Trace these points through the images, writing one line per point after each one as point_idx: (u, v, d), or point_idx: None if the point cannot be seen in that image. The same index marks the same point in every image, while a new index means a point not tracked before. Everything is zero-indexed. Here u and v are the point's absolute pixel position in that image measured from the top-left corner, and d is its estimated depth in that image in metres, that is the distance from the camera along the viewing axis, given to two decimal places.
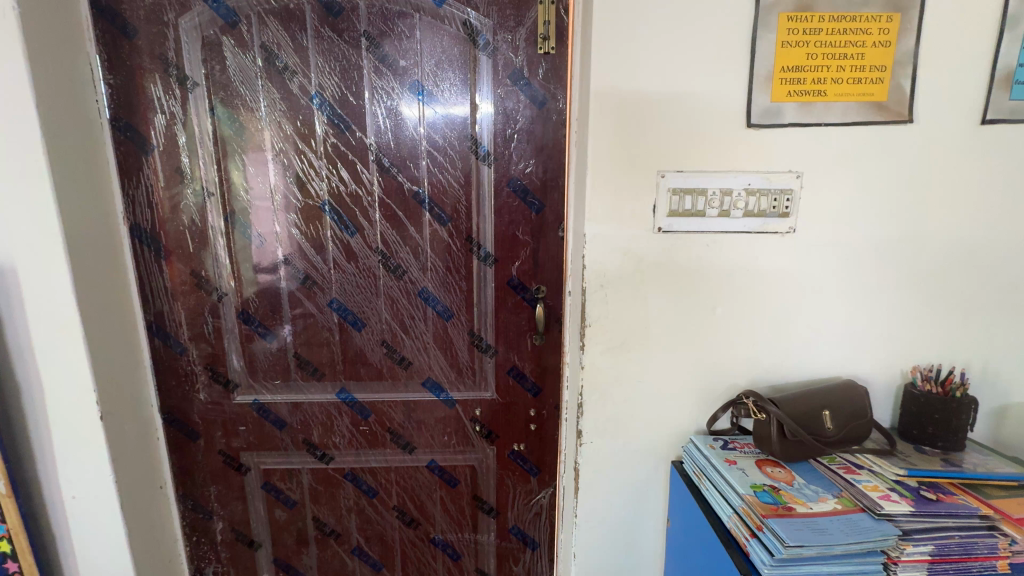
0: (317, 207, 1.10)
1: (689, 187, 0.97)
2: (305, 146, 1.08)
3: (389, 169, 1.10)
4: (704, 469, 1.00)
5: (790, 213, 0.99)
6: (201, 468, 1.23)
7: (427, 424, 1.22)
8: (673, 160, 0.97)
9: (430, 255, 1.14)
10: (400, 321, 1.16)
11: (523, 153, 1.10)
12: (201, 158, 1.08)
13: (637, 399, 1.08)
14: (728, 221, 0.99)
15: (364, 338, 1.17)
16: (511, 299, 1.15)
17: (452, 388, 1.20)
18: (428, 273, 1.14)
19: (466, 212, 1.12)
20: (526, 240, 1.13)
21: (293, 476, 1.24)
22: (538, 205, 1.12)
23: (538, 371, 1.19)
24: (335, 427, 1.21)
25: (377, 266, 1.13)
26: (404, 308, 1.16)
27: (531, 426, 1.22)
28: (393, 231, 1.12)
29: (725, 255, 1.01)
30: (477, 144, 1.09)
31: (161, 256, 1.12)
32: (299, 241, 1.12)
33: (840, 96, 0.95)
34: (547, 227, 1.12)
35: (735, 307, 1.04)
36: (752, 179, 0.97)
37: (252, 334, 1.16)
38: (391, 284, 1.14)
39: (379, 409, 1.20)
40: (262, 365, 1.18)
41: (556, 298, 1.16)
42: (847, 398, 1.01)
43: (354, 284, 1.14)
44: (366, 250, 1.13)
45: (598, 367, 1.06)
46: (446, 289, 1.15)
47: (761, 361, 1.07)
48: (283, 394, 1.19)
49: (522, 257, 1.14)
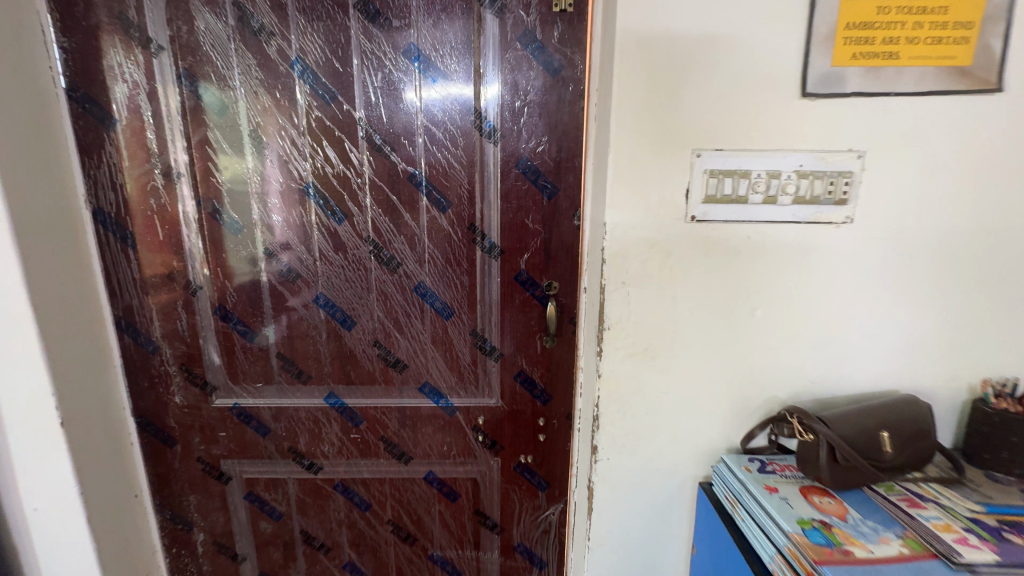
0: (299, 189, 0.98)
1: (729, 168, 0.83)
2: (285, 120, 0.95)
3: (381, 148, 0.96)
4: (738, 495, 0.86)
5: (847, 200, 0.84)
6: (179, 475, 1.13)
7: (424, 432, 1.10)
8: (711, 135, 0.82)
9: (428, 247, 1.00)
10: (394, 319, 1.04)
11: (533, 130, 0.95)
12: (169, 134, 0.95)
13: (661, 412, 0.95)
14: (774, 208, 0.84)
15: (354, 339, 1.05)
16: (518, 297, 1.02)
17: (453, 394, 1.08)
18: (425, 266, 1.01)
19: (469, 198, 0.99)
20: (537, 229, 0.99)
21: (278, 486, 1.13)
22: (553, 189, 0.98)
23: (548, 376, 1.06)
24: (323, 434, 1.10)
25: (367, 258, 1.01)
26: (398, 306, 1.03)
27: (540, 436, 1.10)
28: (387, 219, 0.99)
29: (769, 248, 0.87)
30: (481, 120, 0.95)
31: (129, 245, 1.00)
32: (280, 229, 0.99)
33: (914, 60, 0.79)
34: (561, 215, 0.98)
35: (779, 309, 0.90)
36: (805, 160, 0.82)
37: (230, 332, 1.04)
38: (384, 278, 1.01)
39: (372, 415, 1.09)
40: (242, 366, 1.06)
41: (570, 297, 1.02)
42: (907, 416, 0.87)
43: (342, 277, 1.01)
44: (356, 241, 1.00)
45: (617, 376, 0.93)
46: (446, 284, 1.02)
47: (806, 371, 0.93)
48: (266, 399, 1.08)
49: (532, 248, 1.00)
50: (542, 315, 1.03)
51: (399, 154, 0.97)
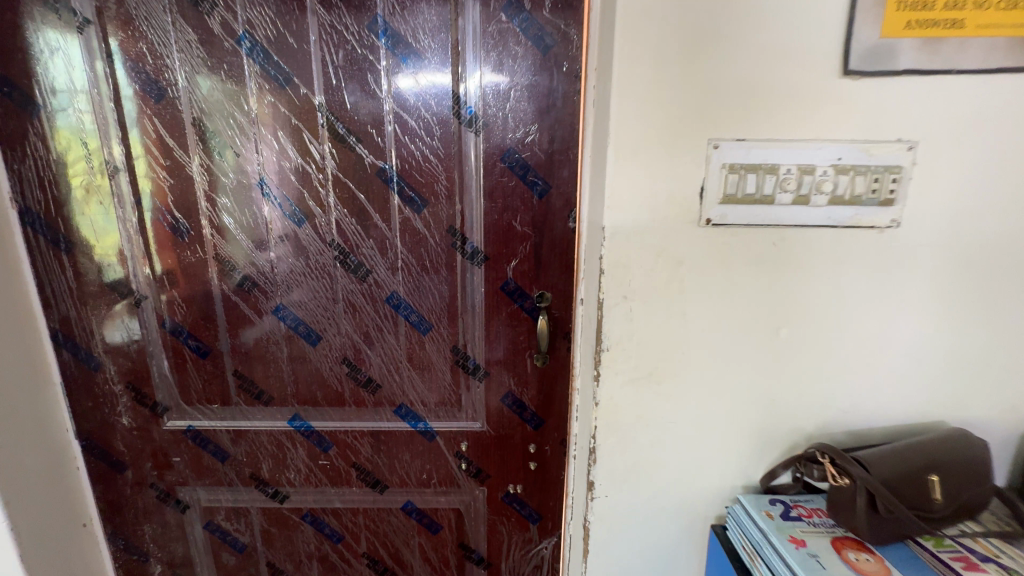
0: (253, 186, 0.85)
1: (753, 162, 0.69)
2: (234, 106, 0.82)
3: (346, 139, 0.83)
4: (757, 546, 0.74)
5: (894, 200, 0.71)
6: (131, 503, 1.02)
7: (400, 459, 0.98)
8: (732, 123, 0.68)
9: (401, 253, 0.88)
10: (363, 333, 0.91)
11: (521, 116, 0.82)
12: (102, 123, 0.82)
13: (668, 444, 0.82)
14: (806, 210, 0.70)
15: (320, 356, 0.93)
16: (505, 310, 0.90)
17: (432, 417, 0.96)
18: (398, 273, 0.89)
19: (448, 197, 0.86)
20: (526, 232, 0.86)
21: (241, 516, 1.02)
22: (546, 186, 0.84)
23: (539, 398, 0.94)
24: (288, 460, 0.98)
25: (332, 266, 0.88)
26: (368, 319, 0.91)
27: (531, 464, 0.98)
28: (354, 220, 0.86)
29: (798, 258, 0.73)
30: (460, 106, 0.82)
31: (62, 250, 0.88)
32: (233, 231, 0.87)
33: (982, 29, 0.65)
34: (553, 216, 0.85)
35: (809, 328, 0.77)
36: (845, 152, 0.68)
37: (181, 348, 0.93)
38: (351, 287, 0.89)
39: (342, 440, 0.97)
40: (195, 385, 0.94)
41: (564, 310, 0.89)
42: (960, 457, 0.73)
43: (305, 286, 0.89)
44: (319, 246, 0.87)
45: (617, 403, 0.80)
46: (422, 294, 0.89)
47: (839, 400, 0.80)
48: (224, 421, 0.96)
49: (520, 254, 0.87)
50: (533, 330, 0.90)
51: (367, 146, 0.84)
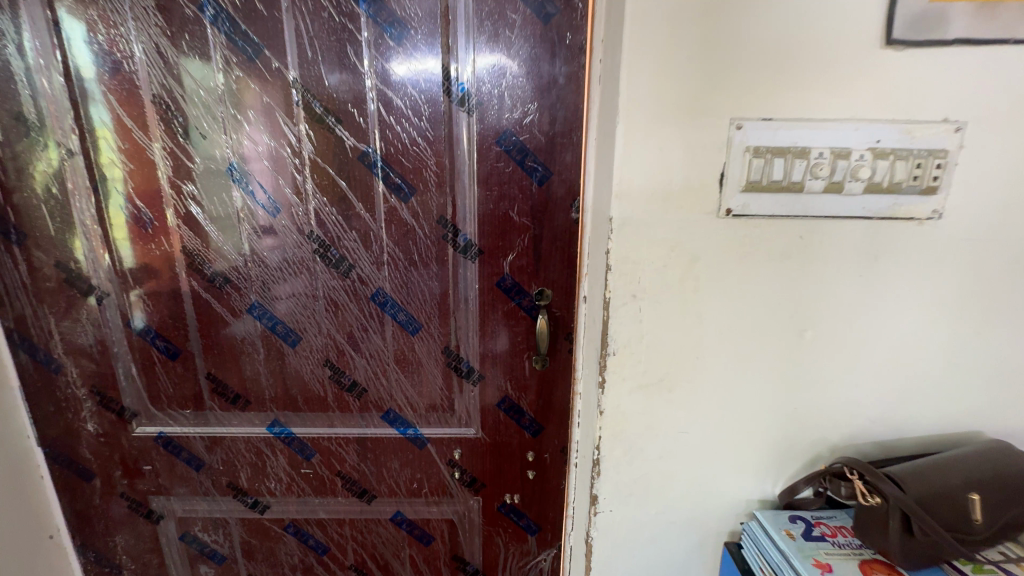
0: (221, 171, 0.77)
1: (781, 145, 0.61)
2: (197, 82, 0.74)
3: (324, 119, 0.75)
4: (777, 570, 0.67)
5: (937, 188, 0.63)
6: (101, 513, 0.95)
7: (389, 467, 0.91)
8: (757, 100, 0.60)
9: (387, 246, 0.80)
10: (347, 334, 0.84)
11: (519, 94, 0.74)
12: (50, 100, 0.74)
13: (679, 456, 0.75)
14: (838, 200, 0.63)
15: (300, 357, 0.85)
16: (501, 308, 0.82)
17: (423, 423, 0.89)
18: (384, 268, 0.81)
19: (437, 184, 0.77)
20: (524, 223, 0.78)
21: (219, 527, 0.96)
22: (547, 172, 0.76)
23: (538, 403, 0.87)
24: (267, 469, 0.91)
25: (311, 260, 0.80)
26: (352, 319, 0.83)
27: (529, 473, 0.91)
28: (334, 209, 0.78)
29: (827, 253, 0.66)
30: (451, 82, 0.74)
31: (12, 242, 0.79)
32: (202, 221, 0.79)
33: None
34: (554, 206, 0.77)
35: (836, 330, 0.69)
36: (884, 133, 0.60)
37: (148, 349, 0.85)
38: (333, 284, 0.81)
39: (326, 448, 0.90)
40: (165, 389, 0.87)
41: (566, 308, 0.82)
42: (1006, 473, 0.66)
43: (282, 282, 0.81)
44: (296, 239, 0.80)
45: (624, 412, 0.73)
46: (410, 291, 0.82)
47: (867, 408, 0.73)
48: (197, 428, 0.89)
49: (518, 248, 0.79)
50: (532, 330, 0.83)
51: (347, 127, 0.75)
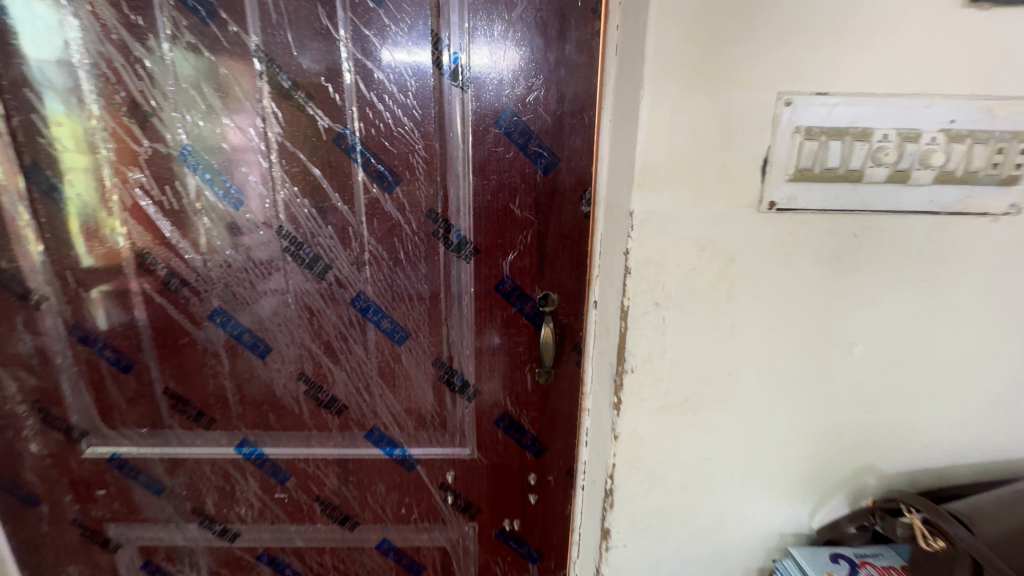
0: (174, 156, 0.66)
1: (837, 125, 0.51)
2: (141, 49, 0.62)
3: (292, 95, 0.64)
4: None
5: (1019, 179, 0.53)
6: (50, 543, 0.84)
7: (374, 491, 0.81)
8: (811, 70, 0.50)
9: (368, 243, 0.69)
10: (324, 344, 0.73)
11: (521, 66, 0.63)
12: None
13: (703, 485, 0.66)
14: (901, 192, 0.53)
15: (271, 370, 0.75)
16: (500, 315, 0.72)
17: (411, 444, 0.79)
18: (365, 270, 0.70)
19: (426, 172, 0.67)
20: (527, 218, 0.68)
21: (184, 556, 0.86)
22: (553, 159, 0.66)
23: (541, 420, 0.77)
24: (237, 494, 0.81)
25: (281, 259, 0.70)
26: (329, 327, 0.73)
27: (530, 497, 0.82)
28: (306, 200, 0.68)
29: (884, 254, 0.56)
30: (441, 52, 0.63)
31: None
32: (153, 214, 0.68)
33: None
34: (561, 197, 0.67)
35: (889, 343, 0.60)
36: (961, 112, 0.50)
37: (96, 360, 0.74)
38: (306, 287, 0.71)
39: (302, 470, 0.80)
40: (118, 406, 0.76)
41: (573, 314, 0.72)
42: None
43: (248, 285, 0.71)
44: (262, 235, 0.69)
45: (642, 437, 0.63)
46: (396, 296, 0.71)
47: (920, 432, 0.63)
48: (155, 449, 0.79)
49: (519, 246, 0.69)
50: (535, 340, 0.73)
51: (320, 105, 0.64)
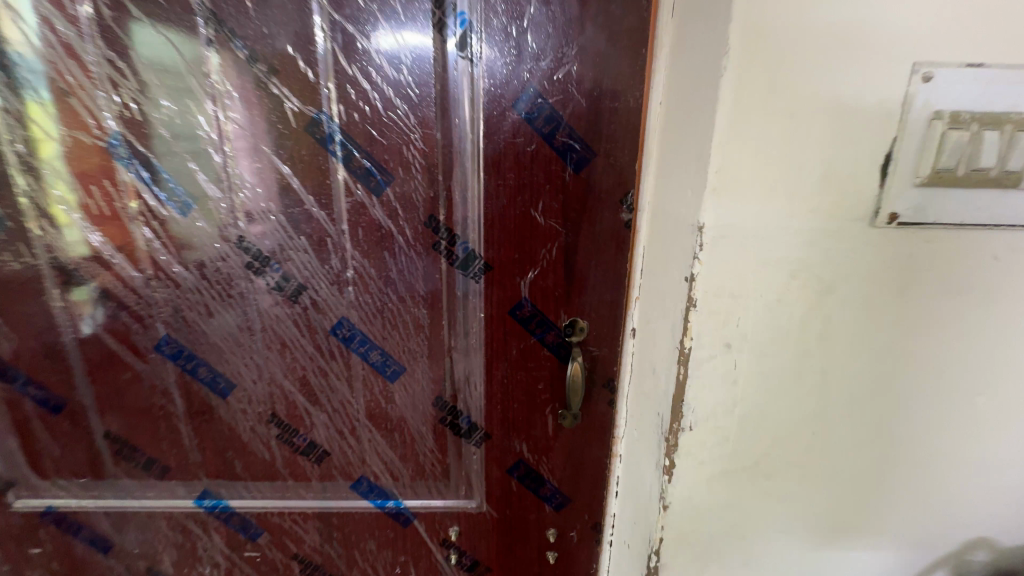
0: (102, 147, 0.52)
1: (994, 110, 0.37)
2: (50, 6, 0.48)
3: (250, 69, 0.49)
4: None
5: None
6: None
7: (363, 548, 0.68)
8: (962, 33, 0.36)
9: (351, 258, 0.55)
10: (298, 380, 0.60)
11: (548, 32, 0.49)
12: None
13: (772, 564, 0.52)
14: None
15: (235, 411, 0.61)
16: (516, 346, 0.58)
17: (407, 495, 0.65)
18: (348, 291, 0.56)
19: (424, 169, 0.52)
20: (552, 227, 0.54)
21: None
22: (587, 153, 0.52)
23: (564, 470, 0.64)
24: (199, 551, 0.68)
25: (242, 277, 0.56)
26: (305, 360, 0.59)
27: (549, 557, 0.68)
28: (272, 205, 0.53)
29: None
30: (444, 12, 0.48)
31: None
32: (80, 221, 0.54)
33: None
34: (596, 201, 0.53)
35: (1019, 393, 0.47)
36: None
37: (19, 399, 0.60)
38: (275, 312, 0.57)
39: (277, 525, 0.67)
40: (50, 452, 0.63)
41: (607, 346, 0.58)
42: None
43: (202, 309, 0.57)
44: (217, 247, 0.55)
45: (699, 509, 0.50)
46: (387, 323, 0.57)
47: None
48: (98, 502, 0.65)
49: (542, 263, 0.55)
50: (559, 375, 0.59)
51: (286, 82, 0.50)
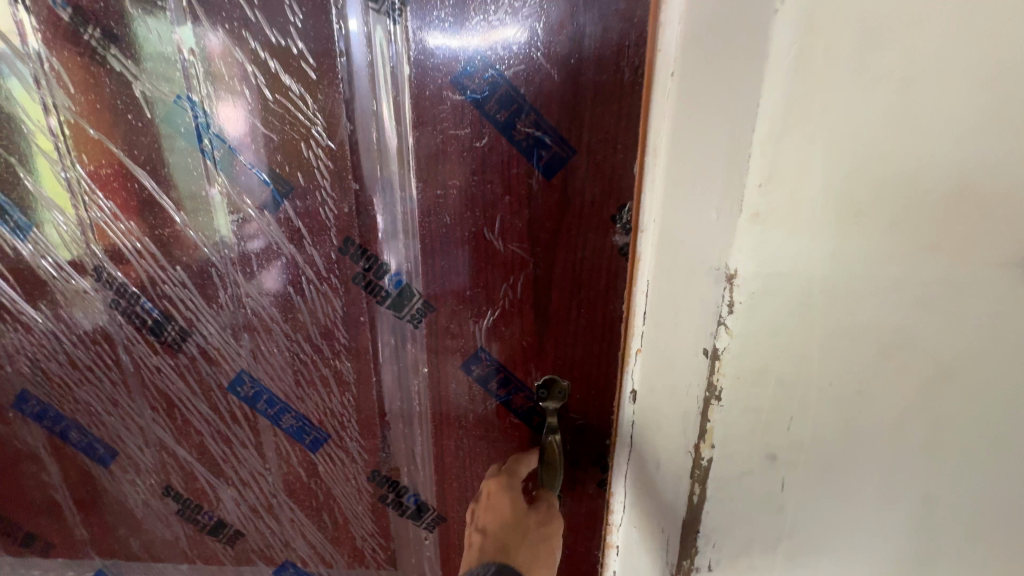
0: None
1: None
2: None
3: (77, 37, 0.35)
4: None
5: None
6: None
7: None
8: None
9: (245, 295, 0.41)
10: (193, 446, 0.46)
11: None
12: None
13: None
14: None
15: (122, 482, 0.48)
16: (471, 412, 0.43)
17: None
18: (245, 337, 0.42)
19: (332, 174, 0.37)
20: (515, 255, 0.38)
21: None
22: (562, 149, 0.35)
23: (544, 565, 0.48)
24: None
25: (107, 319, 0.42)
26: (200, 424, 0.45)
27: None
28: (135, 224, 0.40)
29: None
30: None
31: None
32: None
33: None
34: (576, 219, 0.36)
35: None
36: None
37: None
38: (154, 362, 0.43)
39: None
40: None
41: (597, 416, 0.42)
42: None
43: (62, 359, 0.44)
44: (71, 281, 0.42)
45: None
46: (300, 379, 0.43)
47: None
48: None
49: (502, 303, 0.39)
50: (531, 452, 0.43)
51: (127, 54, 0.36)
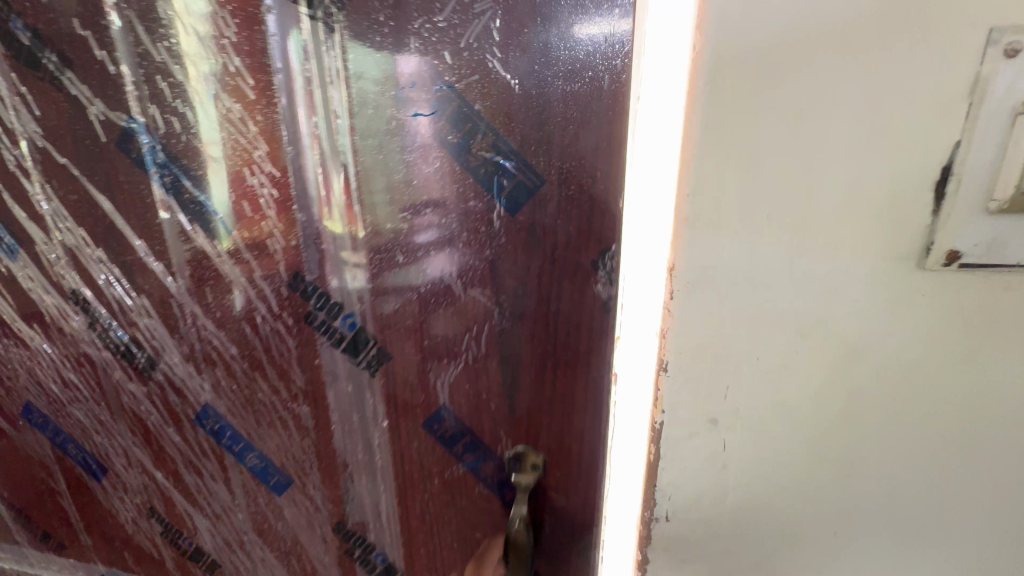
0: None
1: None
2: None
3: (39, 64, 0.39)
4: None
5: None
6: None
7: None
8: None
9: (205, 334, 0.43)
10: (171, 472, 0.50)
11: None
12: None
13: None
14: None
15: (114, 498, 0.53)
16: (438, 474, 0.42)
17: None
18: (206, 375, 0.45)
19: (277, 204, 0.38)
20: (478, 305, 0.36)
21: None
22: (529, 178, 0.33)
23: None
24: None
25: (92, 345, 0.47)
26: (173, 451, 0.49)
27: None
28: (106, 259, 0.43)
29: None
30: None
31: None
32: None
33: None
34: (547, 267, 0.34)
35: None
36: None
37: None
38: (132, 389, 0.47)
39: None
40: None
41: (575, 495, 0.39)
42: None
43: (57, 380, 0.49)
44: (57, 305, 0.46)
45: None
46: (257, 420, 0.45)
47: None
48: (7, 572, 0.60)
49: (467, 353, 0.38)
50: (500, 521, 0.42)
51: (84, 84, 0.38)
